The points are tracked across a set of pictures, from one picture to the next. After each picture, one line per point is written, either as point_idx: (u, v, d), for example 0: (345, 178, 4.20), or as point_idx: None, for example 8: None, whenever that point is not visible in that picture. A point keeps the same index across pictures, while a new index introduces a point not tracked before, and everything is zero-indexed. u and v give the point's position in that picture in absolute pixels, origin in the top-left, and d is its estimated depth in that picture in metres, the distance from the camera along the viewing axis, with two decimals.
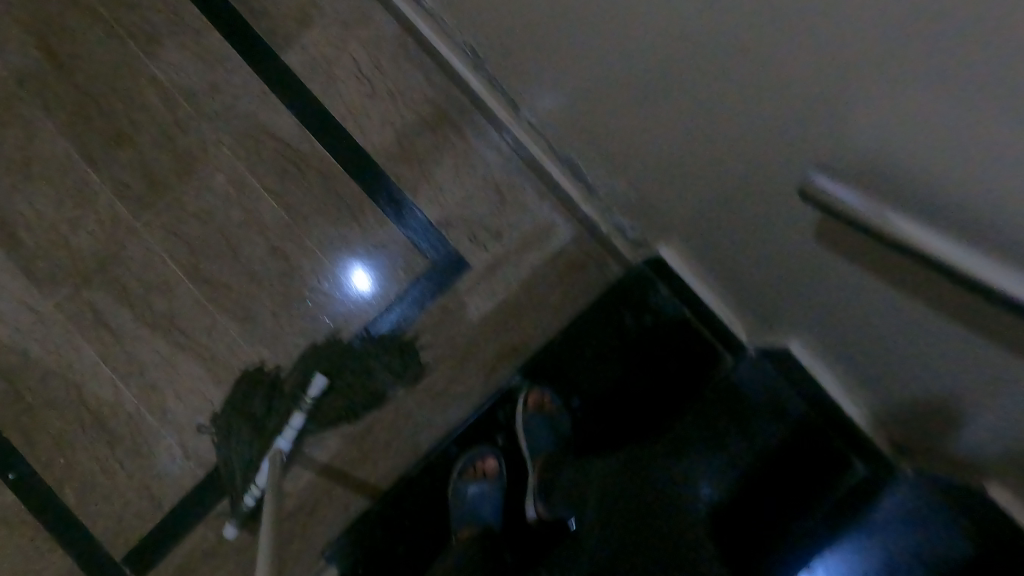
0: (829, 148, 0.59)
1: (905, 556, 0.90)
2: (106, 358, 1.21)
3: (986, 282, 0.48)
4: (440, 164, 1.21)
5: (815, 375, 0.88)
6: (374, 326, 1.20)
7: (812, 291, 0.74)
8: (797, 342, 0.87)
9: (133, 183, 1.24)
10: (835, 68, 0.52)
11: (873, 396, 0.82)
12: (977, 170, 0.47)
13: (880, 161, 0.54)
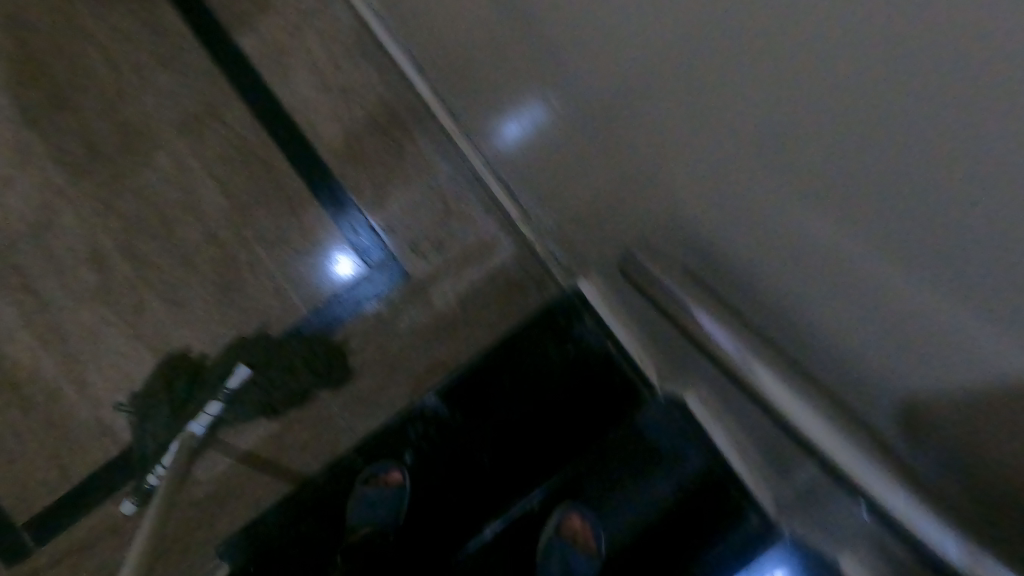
0: (718, 268, 0.55)
1: None
2: (28, 325, 1.20)
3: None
4: (389, 168, 1.19)
5: (709, 431, 0.89)
6: (304, 324, 1.19)
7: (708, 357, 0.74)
8: (693, 396, 0.88)
9: (71, 150, 1.20)
10: (740, 191, 0.45)
11: (753, 458, 0.81)
12: (933, 354, 0.34)
13: (777, 297, 0.48)
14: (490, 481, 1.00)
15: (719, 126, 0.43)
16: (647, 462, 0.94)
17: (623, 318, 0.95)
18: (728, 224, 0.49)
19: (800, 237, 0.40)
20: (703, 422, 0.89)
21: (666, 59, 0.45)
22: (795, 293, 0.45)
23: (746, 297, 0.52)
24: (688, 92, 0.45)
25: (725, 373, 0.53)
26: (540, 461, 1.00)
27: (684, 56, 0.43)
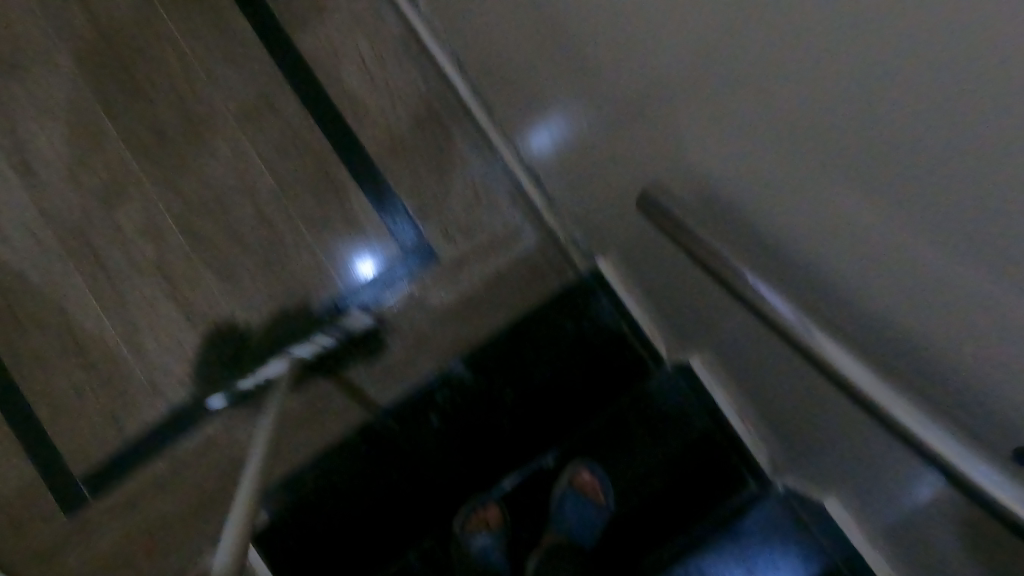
0: (758, 241, 0.60)
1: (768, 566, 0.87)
2: (94, 293, 1.32)
3: (985, 489, 0.36)
4: (425, 161, 1.30)
5: (712, 395, 0.95)
6: (342, 300, 1.29)
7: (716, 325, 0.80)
8: (696, 360, 0.96)
9: (143, 137, 1.34)
10: (804, 187, 0.49)
11: (754, 418, 0.88)
12: (947, 286, 0.40)
13: (831, 280, 0.52)
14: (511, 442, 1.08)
15: (783, 140, 0.49)
16: (659, 426, 0.98)
17: (636, 295, 1.06)
18: (760, 196, 0.56)
19: (859, 233, 0.45)
20: (706, 386, 0.95)
21: (722, 85, 0.53)
22: (853, 278, 0.49)
23: (804, 273, 0.55)
24: (748, 116, 0.51)
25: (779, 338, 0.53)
26: (556, 426, 1.08)
27: (744, 77, 0.49)
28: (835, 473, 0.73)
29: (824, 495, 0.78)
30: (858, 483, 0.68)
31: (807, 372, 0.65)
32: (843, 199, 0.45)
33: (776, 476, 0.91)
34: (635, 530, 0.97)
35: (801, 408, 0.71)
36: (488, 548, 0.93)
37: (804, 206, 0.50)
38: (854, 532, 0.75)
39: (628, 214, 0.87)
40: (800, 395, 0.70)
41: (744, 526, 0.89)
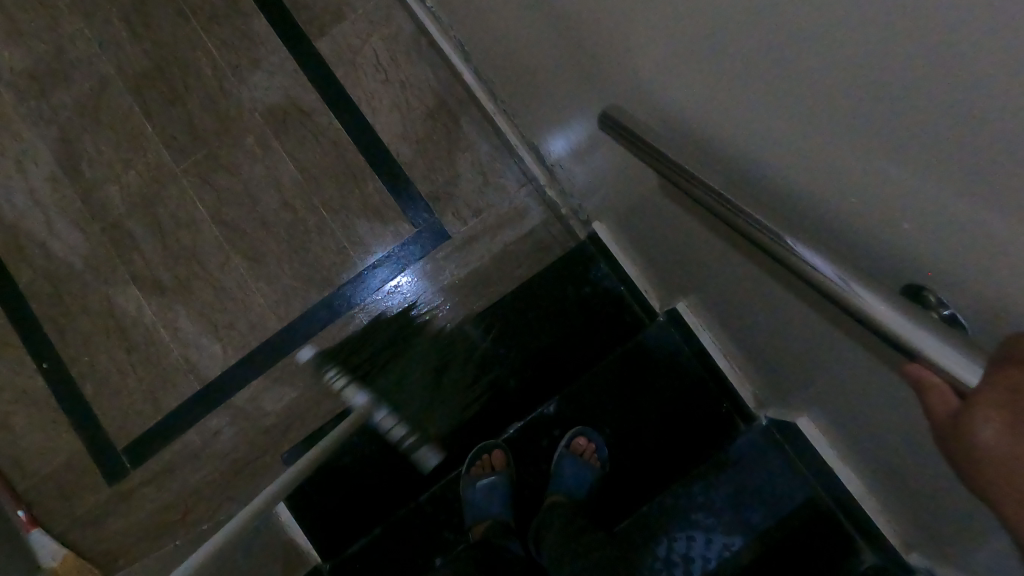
0: (722, 154, 0.60)
1: (750, 491, 0.92)
2: (135, 279, 1.42)
3: (923, 350, 0.34)
4: (437, 148, 1.40)
5: (699, 335, 0.99)
6: (361, 279, 1.38)
7: (701, 268, 0.87)
8: (683, 302, 1.00)
9: (180, 137, 1.46)
10: (793, 94, 0.47)
11: (739, 357, 0.93)
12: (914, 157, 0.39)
13: (789, 181, 0.53)
14: (521, 397, 1.22)
15: (773, 34, 0.46)
16: (653, 371, 1.04)
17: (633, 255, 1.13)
18: (732, 99, 0.55)
19: (822, 129, 0.46)
20: (693, 328, 1.00)
21: None
22: (834, 183, 0.48)
23: (759, 183, 0.57)
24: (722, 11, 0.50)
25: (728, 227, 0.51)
26: (560, 376, 1.22)
27: None
28: (812, 395, 0.78)
29: (795, 413, 0.85)
30: (827, 399, 0.75)
31: (768, 294, 0.73)
32: (831, 100, 0.43)
33: (759, 410, 0.95)
34: (631, 472, 1.05)
35: (778, 333, 0.77)
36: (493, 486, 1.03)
37: (790, 108, 0.48)
38: (823, 446, 0.83)
39: (618, 175, 0.95)
40: (772, 313, 0.75)
41: (732, 453, 0.94)
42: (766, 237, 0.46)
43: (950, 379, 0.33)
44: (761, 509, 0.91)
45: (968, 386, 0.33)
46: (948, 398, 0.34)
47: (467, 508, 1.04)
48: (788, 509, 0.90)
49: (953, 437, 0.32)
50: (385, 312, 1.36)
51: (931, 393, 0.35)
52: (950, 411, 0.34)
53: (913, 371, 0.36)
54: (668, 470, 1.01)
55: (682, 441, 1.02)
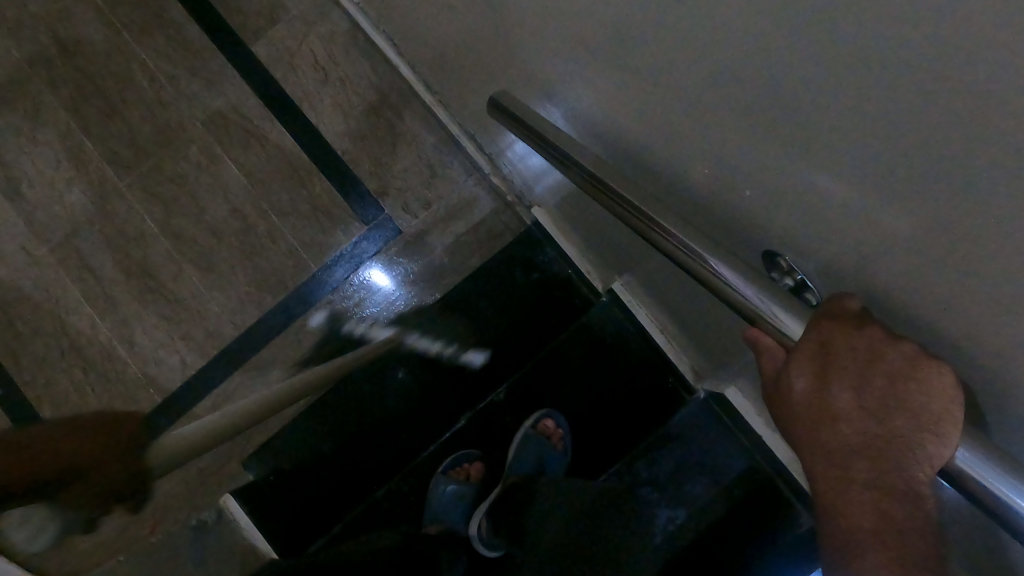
0: (623, 141, 0.63)
1: (695, 464, 0.95)
2: (86, 297, 1.37)
3: (772, 320, 0.42)
4: (381, 143, 1.39)
5: (635, 313, 1.03)
6: (314, 282, 1.37)
7: (634, 244, 0.87)
8: (618, 282, 1.05)
9: (122, 149, 1.41)
10: (675, 99, 0.50)
11: (676, 331, 0.95)
12: (775, 164, 0.43)
13: (672, 170, 0.57)
14: (475, 385, 1.23)
15: (661, 44, 0.48)
16: (600, 352, 1.09)
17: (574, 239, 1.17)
18: (626, 97, 0.57)
19: (701, 132, 0.50)
20: (629, 306, 1.03)
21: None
22: (703, 166, 0.52)
23: (652, 169, 0.61)
24: (615, 16, 0.52)
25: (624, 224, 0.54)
26: (513, 361, 1.24)
27: None
28: (745, 366, 0.80)
29: (725, 386, 0.89)
30: (747, 367, 0.79)
31: None
32: (699, 95, 0.47)
33: (697, 383, 0.98)
34: (586, 451, 1.10)
35: (708, 305, 0.78)
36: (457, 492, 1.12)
37: (676, 111, 0.51)
38: (752, 414, 0.86)
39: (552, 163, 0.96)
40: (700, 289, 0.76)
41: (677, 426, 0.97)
42: (656, 233, 0.50)
43: (780, 333, 0.42)
44: (704, 480, 0.95)
45: (793, 338, 0.41)
46: (777, 356, 0.46)
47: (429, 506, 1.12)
48: (731, 475, 0.93)
49: (778, 390, 0.45)
50: (342, 312, 1.36)
51: (766, 353, 0.47)
52: (774, 368, 0.46)
53: (752, 335, 0.48)
54: (620, 445, 1.08)
55: (629, 416, 1.07)
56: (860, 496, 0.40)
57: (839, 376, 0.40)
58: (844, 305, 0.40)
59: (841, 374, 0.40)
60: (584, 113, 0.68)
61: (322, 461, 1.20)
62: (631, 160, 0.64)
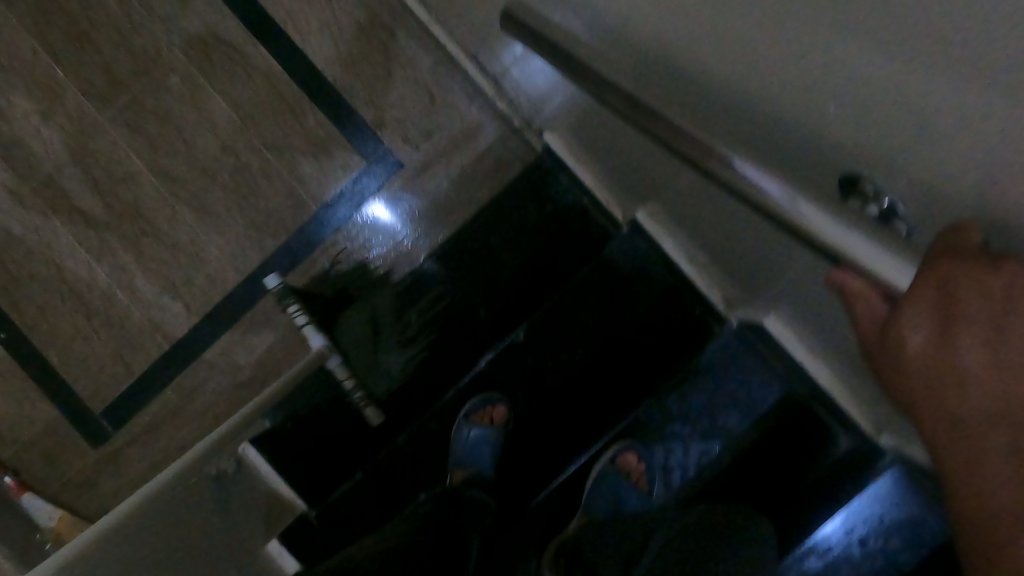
0: (663, 53, 0.55)
1: (728, 395, 1.01)
2: (79, 241, 1.31)
3: (872, 267, 0.34)
4: (375, 68, 1.28)
5: (660, 242, 1.01)
6: (316, 224, 1.30)
7: (664, 174, 0.80)
8: (642, 211, 1.00)
9: (97, 79, 1.29)
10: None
11: (706, 258, 0.92)
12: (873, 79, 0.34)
13: (719, 88, 0.49)
14: (492, 325, 1.21)
15: None
16: (620, 284, 1.07)
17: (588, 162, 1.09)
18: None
19: (776, 42, 0.40)
20: (654, 236, 1.01)
21: None
22: (769, 76, 0.43)
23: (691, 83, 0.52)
24: None
25: (683, 161, 0.45)
26: (528, 294, 1.20)
27: None
28: (786, 299, 0.78)
29: (765, 317, 0.89)
30: (790, 298, 0.76)
31: (729, 201, 0.70)
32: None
33: (729, 313, 0.99)
34: (606, 386, 1.09)
35: (746, 237, 0.73)
36: (482, 437, 1.10)
37: (747, 14, 0.42)
38: (792, 344, 0.89)
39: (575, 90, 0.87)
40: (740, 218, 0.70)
41: (709, 357, 1.01)
42: (720, 167, 0.41)
43: (883, 284, 0.34)
44: (737, 412, 1.01)
45: (899, 288, 0.34)
46: (873, 306, 0.37)
47: (454, 454, 1.09)
48: (764, 405, 1.00)
49: (882, 346, 0.37)
50: (348, 253, 1.30)
51: (857, 299, 0.37)
52: (876, 322, 0.37)
53: (837, 281, 0.38)
54: (645, 378, 1.08)
55: (650, 355, 1.08)
56: (996, 469, 0.32)
57: (960, 326, 0.32)
58: (962, 237, 0.32)
59: (971, 325, 0.32)
60: (609, 11, 0.59)
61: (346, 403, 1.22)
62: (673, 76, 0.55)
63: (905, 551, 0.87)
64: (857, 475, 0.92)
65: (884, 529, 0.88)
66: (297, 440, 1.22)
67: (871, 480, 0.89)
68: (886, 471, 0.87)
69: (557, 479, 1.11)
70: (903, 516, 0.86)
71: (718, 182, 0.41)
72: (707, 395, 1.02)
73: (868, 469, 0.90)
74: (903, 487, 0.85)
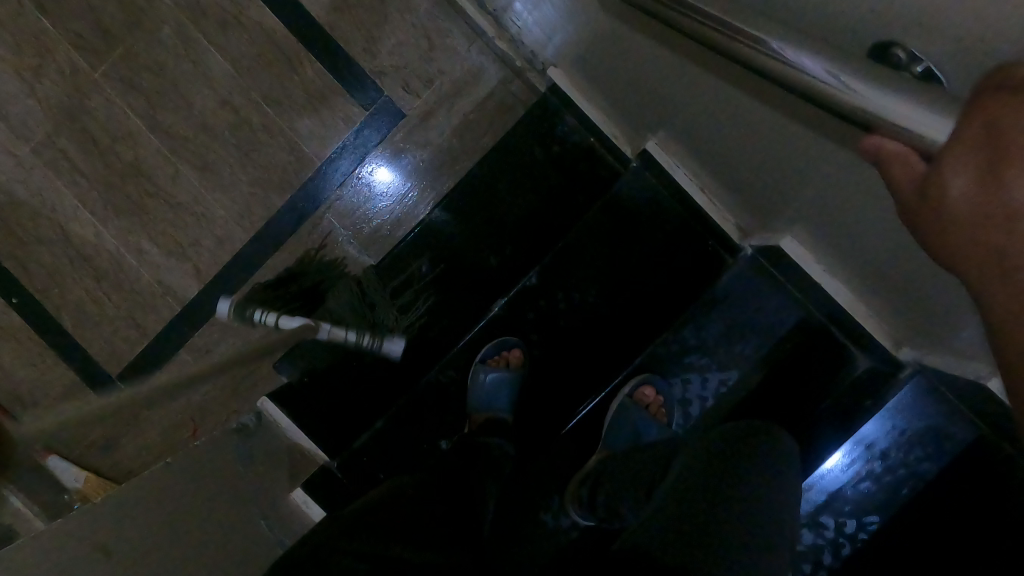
0: None
1: (745, 324, 1.02)
2: (83, 203, 1.31)
3: (904, 122, 0.34)
4: (370, 12, 1.23)
5: (672, 173, 0.99)
6: (321, 179, 1.29)
7: (677, 98, 0.78)
8: (653, 141, 0.98)
9: (89, 36, 1.26)
10: None
11: (720, 185, 0.91)
12: None
13: None
14: (504, 271, 1.20)
15: None
16: (632, 221, 1.06)
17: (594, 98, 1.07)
18: None
19: None
20: (666, 167, 0.99)
21: None
22: None
23: None
24: None
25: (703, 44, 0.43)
26: (539, 239, 1.20)
27: None
28: (804, 216, 0.77)
29: (781, 237, 0.89)
30: (811, 215, 0.75)
31: (745, 117, 0.67)
32: None
33: (743, 241, 1.00)
34: (618, 324, 1.10)
35: (765, 155, 0.71)
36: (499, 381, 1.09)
37: None
38: (811, 264, 0.89)
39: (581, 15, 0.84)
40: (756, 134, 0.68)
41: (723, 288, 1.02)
42: (745, 46, 0.40)
43: (918, 140, 0.34)
44: (755, 341, 1.02)
45: (936, 143, 0.33)
46: (910, 167, 0.36)
47: (473, 397, 1.10)
48: (782, 331, 1.01)
49: (921, 205, 0.36)
50: (355, 206, 1.29)
51: (893, 162, 0.36)
52: (915, 183, 0.36)
53: (872, 145, 0.37)
54: (659, 315, 1.08)
55: (665, 295, 1.08)
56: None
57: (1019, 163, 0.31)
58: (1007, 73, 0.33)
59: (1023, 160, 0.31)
60: None
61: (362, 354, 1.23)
62: None
63: (924, 463, 0.90)
64: (874, 394, 0.94)
65: (905, 444, 0.90)
66: (314, 393, 1.23)
67: (891, 396, 0.90)
68: (903, 385, 0.88)
69: (573, 418, 1.12)
70: (922, 430, 0.89)
71: (744, 62, 0.40)
72: (725, 325, 1.03)
73: (888, 387, 0.91)
74: (921, 401, 0.88)
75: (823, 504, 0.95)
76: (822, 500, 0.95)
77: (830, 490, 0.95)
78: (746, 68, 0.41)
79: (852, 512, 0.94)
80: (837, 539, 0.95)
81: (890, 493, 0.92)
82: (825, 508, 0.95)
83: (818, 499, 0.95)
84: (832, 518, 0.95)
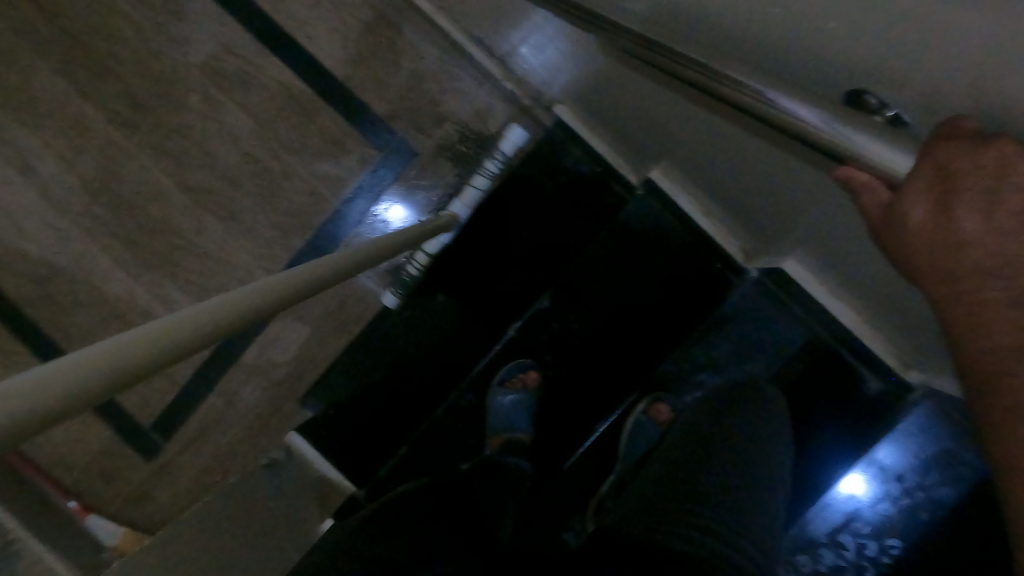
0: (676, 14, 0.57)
1: (755, 341, 1.07)
2: (117, 262, 1.37)
3: (872, 152, 0.39)
4: (383, 65, 1.31)
5: (676, 200, 1.06)
6: (340, 219, 1.35)
7: (682, 133, 0.82)
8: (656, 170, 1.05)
9: (121, 108, 1.35)
10: None
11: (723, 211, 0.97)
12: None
13: (727, 33, 0.53)
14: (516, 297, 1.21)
15: None
16: (637, 244, 1.11)
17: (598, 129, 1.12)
18: None
19: None
20: (670, 193, 1.06)
21: None
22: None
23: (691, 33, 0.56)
24: None
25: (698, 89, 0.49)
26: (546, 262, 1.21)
27: None
28: (803, 241, 0.82)
29: (783, 258, 0.95)
30: (810, 241, 0.80)
31: (744, 155, 0.73)
32: None
33: (748, 263, 1.06)
34: (631, 344, 1.13)
35: (763, 190, 0.77)
36: (516, 403, 1.13)
37: None
38: (811, 283, 0.96)
39: (586, 62, 0.89)
40: (756, 164, 0.72)
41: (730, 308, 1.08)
42: (736, 91, 0.45)
43: (886, 171, 0.39)
44: (764, 354, 1.07)
45: (901, 173, 0.39)
46: (878, 193, 0.42)
47: (491, 420, 1.13)
48: (793, 349, 1.05)
49: (888, 228, 0.43)
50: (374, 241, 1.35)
51: (864, 190, 0.43)
52: (881, 209, 0.43)
53: (844, 175, 0.43)
54: (671, 334, 1.12)
55: (676, 314, 1.11)
56: (994, 327, 0.40)
57: (963, 205, 0.38)
58: (961, 125, 0.38)
59: (969, 199, 0.38)
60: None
61: (383, 390, 1.26)
62: (685, 34, 0.57)
63: (942, 487, 0.92)
64: (886, 415, 1.00)
65: (921, 465, 0.93)
66: (335, 427, 1.26)
67: (903, 418, 0.96)
68: (915, 406, 0.95)
69: (590, 436, 1.15)
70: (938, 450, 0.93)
71: (736, 104, 0.46)
72: (736, 341, 1.08)
73: (898, 409, 0.98)
74: (931, 423, 0.93)
75: (842, 524, 0.98)
76: (841, 520, 0.98)
77: (847, 511, 0.98)
78: (736, 108, 0.46)
79: (871, 533, 0.96)
80: (858, 560, 0.97)
81: (910, 516, 0.94)
82: (844, 528, 0.98)
83: (836, 520, 0.99)
84: (851, 539, 0.97)
